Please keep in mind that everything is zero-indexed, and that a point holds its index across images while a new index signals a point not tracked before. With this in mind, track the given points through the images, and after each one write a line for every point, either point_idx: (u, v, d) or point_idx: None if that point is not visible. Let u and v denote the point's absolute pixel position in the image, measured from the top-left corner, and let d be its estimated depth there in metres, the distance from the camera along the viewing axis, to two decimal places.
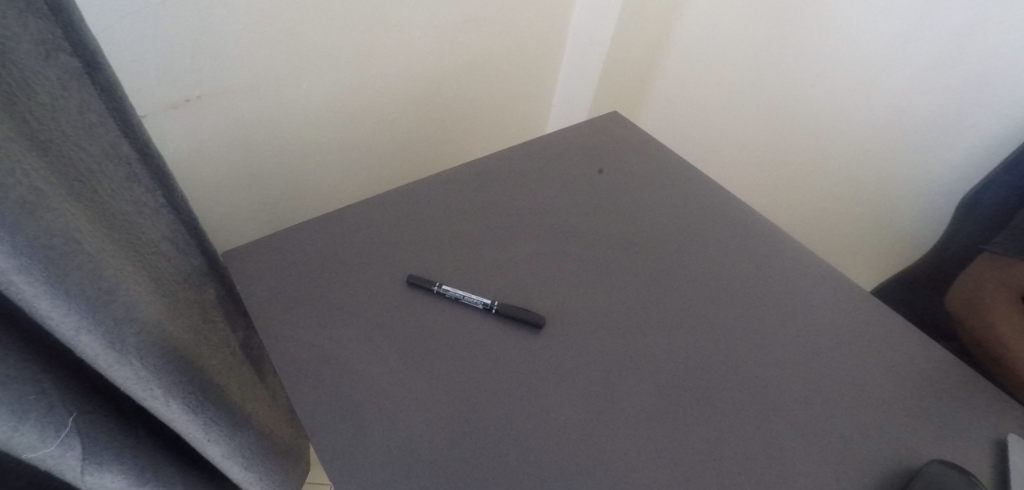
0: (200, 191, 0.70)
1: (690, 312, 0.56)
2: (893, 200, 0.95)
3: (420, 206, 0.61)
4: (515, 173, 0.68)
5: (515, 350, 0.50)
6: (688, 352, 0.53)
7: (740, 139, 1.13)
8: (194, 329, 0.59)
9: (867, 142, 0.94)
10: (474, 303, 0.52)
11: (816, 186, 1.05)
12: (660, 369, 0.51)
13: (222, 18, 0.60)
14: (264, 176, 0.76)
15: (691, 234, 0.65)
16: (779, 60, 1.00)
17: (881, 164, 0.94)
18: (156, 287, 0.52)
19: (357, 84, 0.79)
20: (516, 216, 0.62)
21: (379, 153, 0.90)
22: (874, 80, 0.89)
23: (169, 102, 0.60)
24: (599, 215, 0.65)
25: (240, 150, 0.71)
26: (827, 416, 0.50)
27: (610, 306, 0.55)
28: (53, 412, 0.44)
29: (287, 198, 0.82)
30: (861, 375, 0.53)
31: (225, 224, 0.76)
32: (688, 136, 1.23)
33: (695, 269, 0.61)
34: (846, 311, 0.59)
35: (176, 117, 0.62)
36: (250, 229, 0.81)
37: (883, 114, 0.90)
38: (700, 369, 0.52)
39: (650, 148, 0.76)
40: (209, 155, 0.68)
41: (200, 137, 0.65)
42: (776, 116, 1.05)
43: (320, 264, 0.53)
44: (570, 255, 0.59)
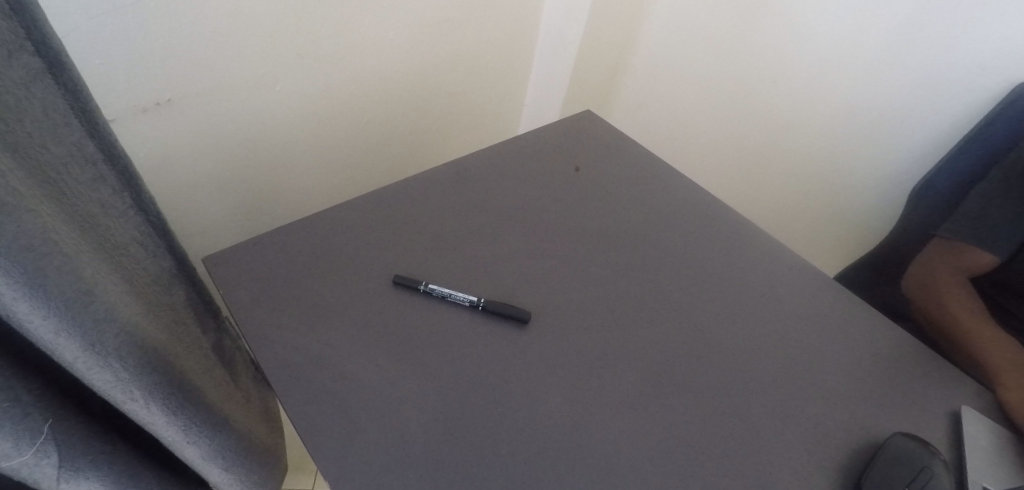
0: (171, 195, 0.68)
1: (668, 303, 0.59)
2: (850, 191, 1.01)
3: (402, 205, 0.61)
4: (495, 171, 0.69)
5: (503, 346, 0.51)
6: (668, 341, 0.55)
7: (707, 135, 1.17)
8: (171, 333, 0.57)
9: (825, 136, 0.99)
10: (461, 301, 0.53)
11: (778, 179, 1.10)
12: (643, 358, 0.53)
13: (192, 17, 0.58)
14: (238, 178, 0.75)
15: (666, 227, 0.67)
16: (741, 59, 1.04)
17: (838, 157, 0.99)
18: (133, 290, 0.51)
19: (331, 85, 0.78)
20: (497, 214, 0.63)
21: (354, 154, 0.90)
22: (830, 78, 0.94)
23: (139, 106, 0.59)
24: (578, 211, 0.66)
25: (213, 153, 0.69)
26: (800, 396, 0.52)
27: (593, 299, 0.57)
28: (28, 418, 0.43)
29: (261, 202, 0.81)
30: (829, 356, 0.56)
31: (197, 230, 0.74)
32: (657, 133, 1.26)
33: (672, 261, 0.63)
34: (813, 297, 0.62)
35: (147, 121, 0.60)
36: (224, 234, 0.79)
37: (839, 110, 0.95)
38: (680, 356, 0.54)
39: (624, 145, 0.78)
40: (180, 157, 0.66)
41: (171, 140, 0.64)
42: (740, 113, 1.09)
43: (304, 266, 0.53)
44: (552, 251, 0.60)
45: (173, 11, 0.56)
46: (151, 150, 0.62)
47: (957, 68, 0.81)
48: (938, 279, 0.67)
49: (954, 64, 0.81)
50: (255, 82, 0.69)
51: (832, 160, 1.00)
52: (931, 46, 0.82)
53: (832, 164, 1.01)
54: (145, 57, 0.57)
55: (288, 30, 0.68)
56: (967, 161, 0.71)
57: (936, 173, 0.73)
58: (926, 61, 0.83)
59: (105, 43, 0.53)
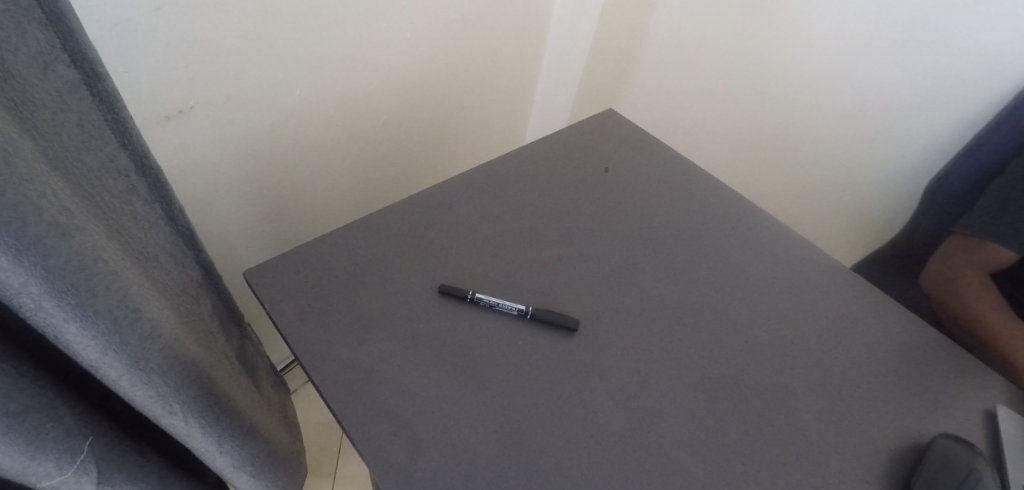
0: (192, 202, 0.66)
1: (708, 306, 0.59)
2: (861, 186, 1.03)
3: (438, 212, 0.60)
4: (527, 174, 0.68)
5: (554, 355, 0.50)
6: (713, 344, 0.55)
7: (717, 129, 1.19)
8: (204, 344, 0.55)
9: (835, 133, 1.00)
10: (508, 309, 0.52)
11: (789, 174, 1.12)
12: (689, 363, 0.53)
13: (215, 20, 0.56)
14: (259, 183, 0.72)
15: (700, 229, 0.67)
16: (750, 57, 1.05)
17: (848, 154, 1.01)
18: (169, 303, 0.49)
19: (350, 87, 0.76)
20: (533, 219, 0.62)
21: (373, 157, 0.87)
22: (839, 77, 0.95)
23: (161, 114, 0.57)
24: (613, 214, 0.66)
25: (235, 157, 0.67)
26: (842, 397, 0.53)
27: (635, 305, 0.57)
28: (70, 437, 0.41)
29: (281, 210, 0.78)
30: (868, 355, 0.57)
31: (218, 236, 0.72)
32: (667, 129, 1.27)
33: (708, 262, 0.63)
34: (849, 294, 0.63)
35: (171, 128, 0.59)
36: (244, 240, 0.76)
37: (849, 107, 0.97)
38: (726, 359, 0.54)
39: (652, 145, 0.77)
40: (201, 163, 0.64)
41: (193, 148, 0.62)
42: (749, 110, 1.10)
43: (346, 277, 0.52)
44: (591, 256, 0.60)
45: (197, 15, 0.54)
46: (172, 158, 0.60)
47: (969, 67, 0.82)
48: (959, 274, 0.69)
49: (966, 64, 0.82)
50: (276, 86, 0.66)
51: (844, 155, 1.02)
52: (943, 47, 0.83)
53: (843, 159, 1.02)
54: (165, 63, 0.54)
55: (309, 32, 0.66)
56: (980, 159, 0.73)
57: (951, 171, 0.75)
58: (937, 61, 0.84)
59: (130, 46, 0.51)
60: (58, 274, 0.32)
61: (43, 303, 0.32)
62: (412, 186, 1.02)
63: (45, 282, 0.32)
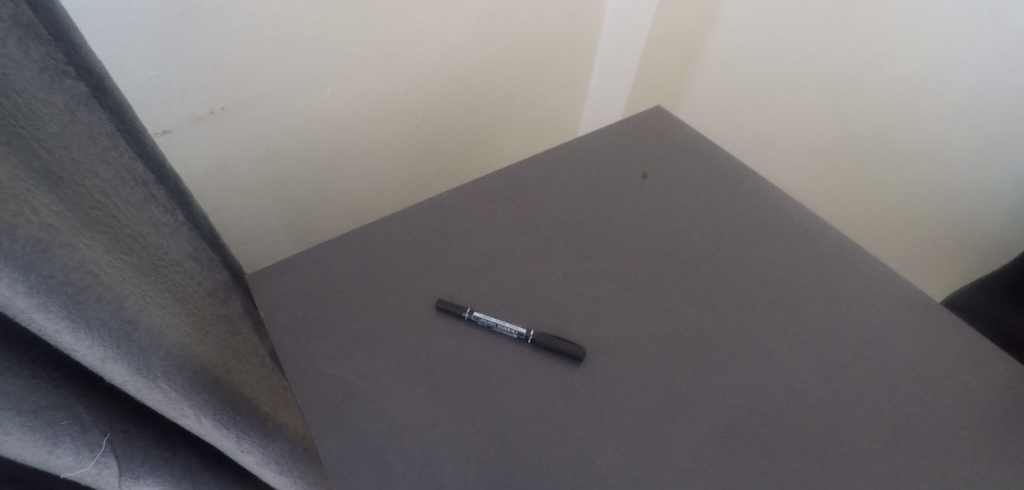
0: (228, 202, 0.69)
1: (745, 336, 0.51)
2: (970, 197, 0.86)
3: (450, 219, 0.58)
4: (552, 180, 0.63)
5: (551, 384, 0.46)
6: (743, 383, 0.48)
7: (793, 126, 1.05)
8: (221, 345, 0.57)
9: (943, 132, 0.84)
10: (508, 332, 0.48)
11: (881, 177, 0.96)
12: (713, 403, 0.46)
13: (242, 36, 0.57)
14: (294, 184, 0.75)
15: (745, 246, 0.59)
16: (834, 45, 0.91)
17: (959, 159, 0.85)
18: (182, 307, 0.50)
19: (383, 91, 0.75)
20: (551, 229, 0.58)
21: (410, 154, 0.87)
22: (943, 68, 0.80)
23: (193, 115, 0.58)
24: (642, 226, 0.59)
25: (268, 157, 0.69)
26: (906, 460, 0.44)
27: (655, 332, 0.51)
28: (88, 432, 0.43)
29: (318, 210, 0.81)
30: (949, 411, 0.46)
31: (253, 233, 0.75)
32: (737, 124, 1.14)
33: (751, 284, 0.55)
34: (933, 332, 0.52)
35: (203, 128, 0.60)
36: (280, 237, 0.79)
37: (960, 102, 0.81)
38: (756, 402, 0.47)
39: (701, 147, 0.69)
40: (233, 164, 0.66)
41: (225, 149, 0.64)
42: (832, 105, 0.96)
43: (346, 288, 0.51)
44: (610, 275, 0.54)
45: (223, 31, 0.55)
46: (207, 165, 0.63)
47: None
48: None
49: None
50: (307, 92, 0.67)
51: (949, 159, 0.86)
52: None
53: (949, 163, 0.86)
54: (194, 76, 0.56)
55: (339, 40, 0.65)
56: None
57: None
58: None
59: (160, 61, 0.53)
60: (44, 286, 0.33)
61: (33, 314, 0.33)
62: (455, 185, 1.01)
63: (30, 295, 0.32)
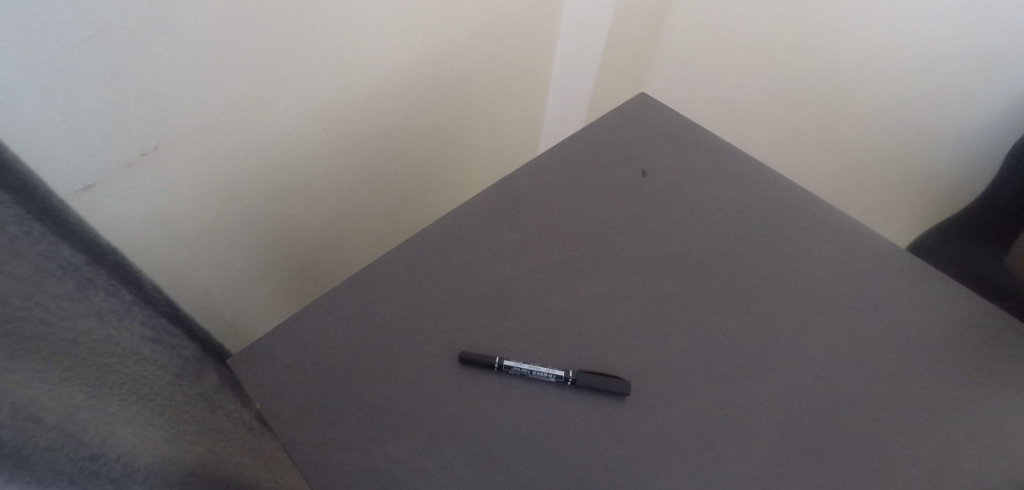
0: (178, 256, 0.58)
1: (788, 333, 0.48)
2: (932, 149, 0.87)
3: (451, 253, 0.51)
4: (552, 191, 0.58)
5: (604, 428, 0.41)
6: (801, 386, 0.45)
7: (755, 94, 1.03)
8: (199, 430, 0.49)
9: (898, 89, 0.85)
10: (546, 376, 0.43)
11: (845, 138, 0.95)
12: (774, 417, 0.43)
13: (170, 65, 0.46)
14: (251, 223, 0.65)
15: (766, 234, 0.55)
16: (791, 8, 0.90)
17: (918, 114, 0.85)
18: (142, 404, 0.43)
19: (339, 109, 0.66)
20: (562, 248, 0.53)
21: (378, 168, 0.78)
22: (905, 26, 0.79)
23: (122, 162, 0.48)
24: (657, 231, 0.55)
25: (217, 196, 0.59)
26: (973, 444, 0.42)
27: (698, 346, 0.47)
28: None
29: (281, 246, 0.72)
30: (1001, 386, 0.45)
31: (210, 284, 0.64)
32: (701, 95, 1.11)
33: (781, 275, 0.52)
34: (969, 300, 0.50)
35: (136, 175, 0.50)
36: (244, 281, 0.69)
37: (915, 58, 0.81)
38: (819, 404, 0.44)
39: (696, 131, 0.65)
40: (178, 211, 0.55)
41: (166, 196, 0.53)
42: (795, 70, 0.95)
43: (350, 356, 0.45)
44: (636, 290, 0.50)
45: (139, 70, 0.44)
46: (146, 225, 0.53)
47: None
48: None
49: None
50: (252, 123, 0.57)
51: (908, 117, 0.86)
52: None
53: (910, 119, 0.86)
54: (117, 126, 0.46)
55: (282, 59, 0.55)
56: None
57: None
58: None
59: (68, 106, 0.41)
60: None
61: None
62: (426, 193, 0.93)
63: None
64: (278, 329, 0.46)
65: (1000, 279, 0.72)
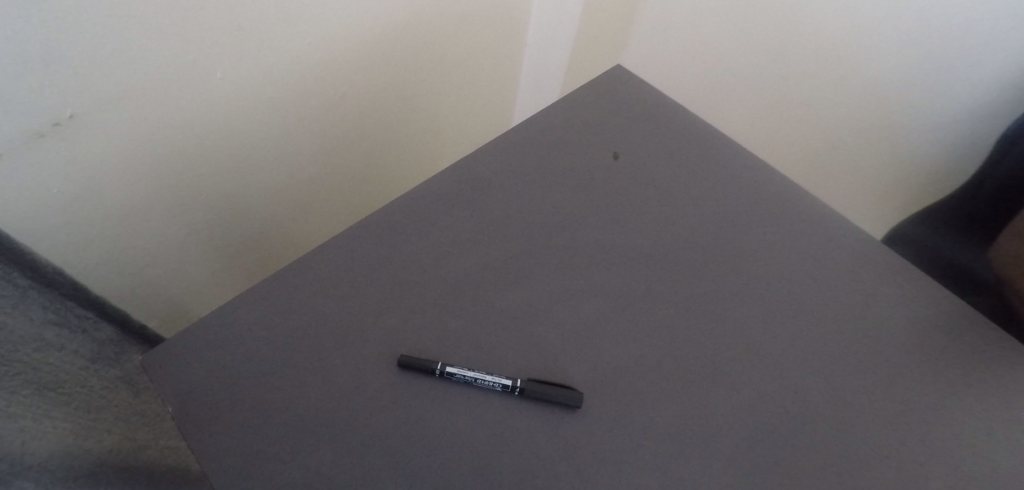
0: (109, 239, 0.52)
1: (752, 340, 0.45)
2: (914, 131, 0.83)
3: (396, 241, 0.47)
4: (510, 174, 0.53)
5: (551, 442, 0.39)
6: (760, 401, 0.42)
7: (735, 75, 0.96)
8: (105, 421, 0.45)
9: (883, 68, 0.80)
10: (491, 385, 0.40)
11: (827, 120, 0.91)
12: (732, 431, 0.40)
13: (76, 15, 0.39)
14: (193, 199, 0.58)
15: (736, 230, 0.52)
16: None
17: (901, 95, 0.81)
18: (38, 396, 0.38)
19: (288, 74, 0.58)
20: (519, 240, 0.49)
21: (331, 136, 0.71)
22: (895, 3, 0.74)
23: (28, 132, 0.40)
24: (621, 222, 0.51)
25: (150, 170, 0.52)
26: (939, 460, 0.40)
27: (657, 353, 0.44)
28: None
29: (228, 224, 0.65)
30: (970, 397, 0.43)
31: (153, 267, 0.58)
32: (676, 74, 1.03)
33: (750, 276, 0.49)
34: (942, 302, 0.48)
35: (46, 148, 0.42)
36: (189, 262, 0.63)
37: (902, 37, 0.76)
38: (779, 420, 0.41)
39: (672, 111, 0.60)
40: (104, 190, 0.49)
41: (88, 173, 0.46)
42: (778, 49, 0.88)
43: (276, 356, 0.41)
44: (597, 289, 0.47)
45: (36, 22, 0.37)
46: (64, 209, 0.46)
47: None
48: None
49: None
50: (187, 92, 0.50)
51: (899, 102, 0.82)
52: None
53: (894, 100, 0.82)
54: (19, 97, 0.38)
55: (217, 19, 0.48)
56: None
57: None
58: None
59: None
60: None
61: None
62: (389, 163, 0.87)
63: None
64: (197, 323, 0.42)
65: (978, 270, 0.69)
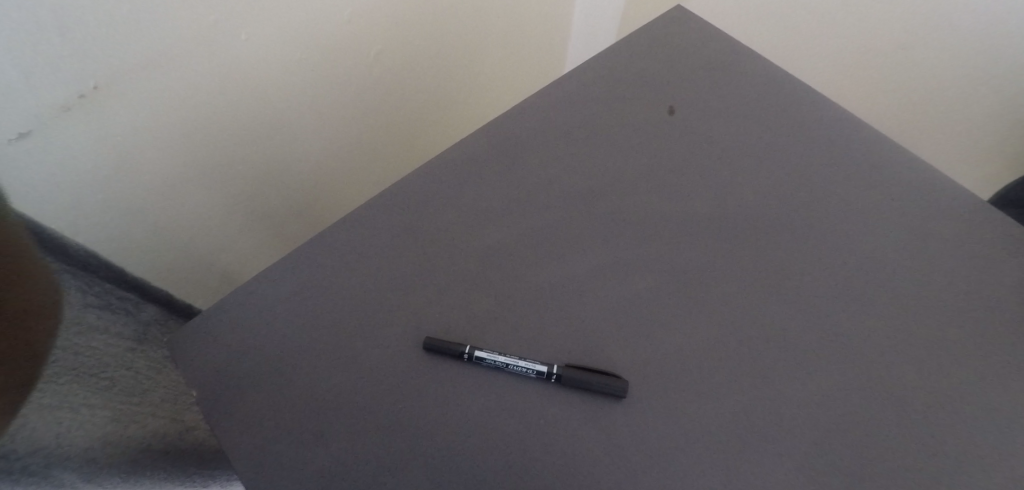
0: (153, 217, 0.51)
1: (831, 322, 0.38)
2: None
3: (424, 216, 0.44)
4: (546, 137, 0.48)
5: (592, 435, 0.35)
6: (844, 394, 0.36)
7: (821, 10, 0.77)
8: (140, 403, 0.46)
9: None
10: (524, 371, 0.36)
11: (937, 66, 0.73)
12: (806, 426, 0.34)
13: None
14: (231, 173, 0.57)
15: (813, 193, 0.44)
16: None
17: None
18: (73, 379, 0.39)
19: (317, 37, 0.55)
20: (557, 210, 0.44)
21: (371, 105, 0.68)
22: None
23: (57, 106, 0.39)
24: (675, 186, 0.45)
25: (183, 145, 0.50)
26: None
27: (716, 336, 0.38)
28: None
29: (269, 200, 0.64)
30: None
31: (198, 246, 0.57)
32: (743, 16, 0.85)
33: (828, 248, 0.42)
34: None
35: (79, 125, 0.41)
36: (235, 239, 0.62)
37: None
38: (866, 416, 0.35)
39: (734, 57, 0.52)
40: (141, 167, 0.47)
41: (124, 148, 0.45)
42: None
43: (301, 338, 0.39)
44: (645, 263, 0.41)
45: None
46: (104, 188, 0.45)
47: None
48: None
49: None
50: (213, 57, 0.47)
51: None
52: None
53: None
54: (48, 69, 0.37)
55: None
56: None
57: None
58: None
59: None
60: None
61: None
62: (434, 127, 0.82)
63: None
64: (223, 301, 0.41)
65: None
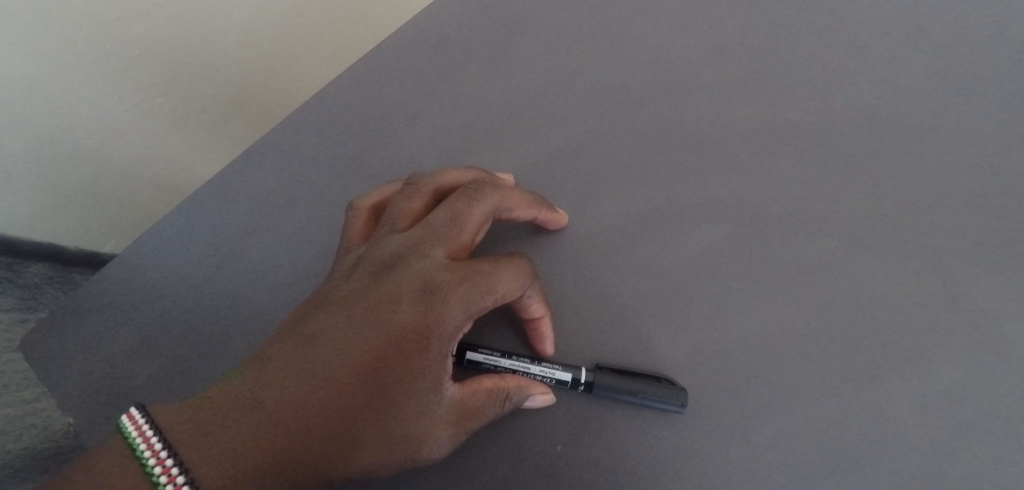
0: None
1: (982, 297, 0.26)
2: None
3: (399, 150, 0.33)
4: (563, 15, 0.34)
5: (622, 453, 0.26)
6: (972, 382, 0.25)
7: None
8: None
9: None
10: (539, 379, 0.27)
11: None
12: (912, 430, 0.25)
13: None
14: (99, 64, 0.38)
15: (955, 72, 0.30)
16: None
17: None
18: None
19: None
20: (579, 131, 0.32)
21: None
22: None
23: None
24: (747, 78, 0.31)
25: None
26: None
27: (810, 316, 0.27)
28: None
29: (179, 105, 0.44)
30: None
31: (79, 170, 0.41)
32: None
33: (984, 179, 0.28)
34: None
35: None
36: (140, 160, 0.45)
37: None
38: (1001, 410, 0.25)
39: None
40: None
41: None
42: None
43: (247, 316, 0.31)
44: (709, 211, 0.29)
45: None
46: None
47: None
48: None
49: None
50: None
51: None
52: None
53: None
54: None
55: None
56: None
57: None
58: None
59: None
60: None
61: None
62: None
63: None
64: (148, 259, 0.32)
65: None
